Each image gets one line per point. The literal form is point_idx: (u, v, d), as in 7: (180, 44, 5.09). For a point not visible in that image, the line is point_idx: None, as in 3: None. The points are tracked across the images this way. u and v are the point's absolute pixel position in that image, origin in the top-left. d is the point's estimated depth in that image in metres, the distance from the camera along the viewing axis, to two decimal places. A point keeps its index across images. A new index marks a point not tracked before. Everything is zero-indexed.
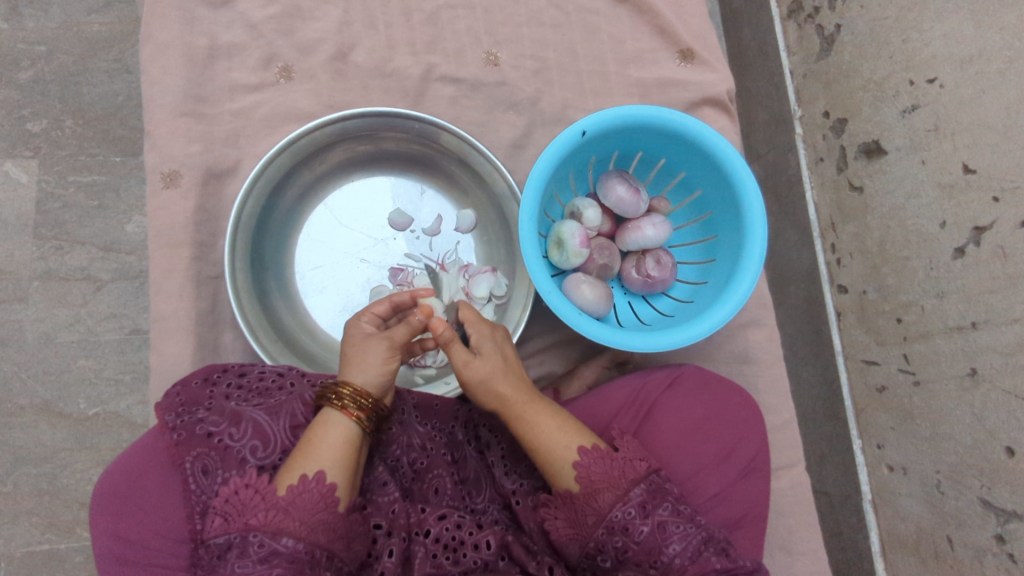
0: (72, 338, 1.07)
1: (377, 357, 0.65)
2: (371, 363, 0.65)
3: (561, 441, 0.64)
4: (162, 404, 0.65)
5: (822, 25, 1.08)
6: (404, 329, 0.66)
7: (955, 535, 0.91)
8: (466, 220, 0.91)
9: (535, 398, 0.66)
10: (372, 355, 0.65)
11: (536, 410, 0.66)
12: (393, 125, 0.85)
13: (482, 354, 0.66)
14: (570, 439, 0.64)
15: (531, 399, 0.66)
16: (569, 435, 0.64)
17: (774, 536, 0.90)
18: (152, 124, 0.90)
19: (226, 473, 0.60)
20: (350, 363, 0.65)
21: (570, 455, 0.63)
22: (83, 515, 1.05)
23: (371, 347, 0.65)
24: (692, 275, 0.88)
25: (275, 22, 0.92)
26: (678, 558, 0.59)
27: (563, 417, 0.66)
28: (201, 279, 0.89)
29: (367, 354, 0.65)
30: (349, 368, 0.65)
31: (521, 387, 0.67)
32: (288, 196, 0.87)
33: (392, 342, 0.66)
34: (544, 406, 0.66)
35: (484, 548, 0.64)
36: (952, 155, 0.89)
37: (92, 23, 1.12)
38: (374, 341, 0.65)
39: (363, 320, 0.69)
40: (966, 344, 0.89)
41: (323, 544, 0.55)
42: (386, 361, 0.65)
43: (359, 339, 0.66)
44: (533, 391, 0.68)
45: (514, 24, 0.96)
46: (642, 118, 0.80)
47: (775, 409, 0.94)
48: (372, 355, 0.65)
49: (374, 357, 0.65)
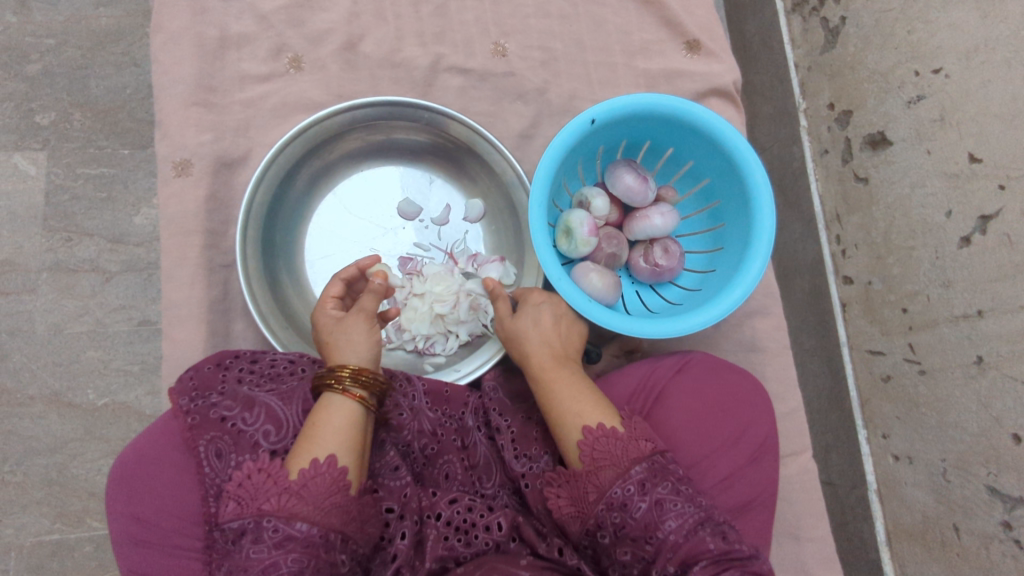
0: (81, 329, 1.08)
1: (360, 332, 0.66)
2: (355, 336, 0.66)
3: (571, 411, 0.66)
4: (176, 389, 0.66)
5: (827, 17, 1.09)
6: (369, 296, 0.68)
7: (961, 523, 0.91)
8: (474, 210, 0.92)
9: (563, 367, 0.69)
10: (356, 332, 0.66)
11: (556, 375, 0.69)
12: (403, 114, 0.86)
13: (519, 315, 0.73)
14: (580, 407, 0.65)
15: (557, 366, 0.69)
16: (582, 403, 0.66)
17: (782, 523, 0.90)
18: (164, 114, 0.90)
19: (240, 456, 0.61)
20: (336, 346, 0.66)
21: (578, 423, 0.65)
22: (93, 505, 1.05)
23: (347, 322, 0.67)
24: (700, 264, 0.88)
25: (285, 13, 0.93)
26: (673, 535, 0.57)
27: (579, 386, 0.68)
28: (212, 267, 0.89)
29: (349, 333, 0.66)
30: (337, 350, 0.66)
31: (550, 352, 0.71)
32: (298, 184, 0.88)
33: (368, 314, 0.67)
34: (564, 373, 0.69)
35: (496, 530, 0.65)
36: (959, 145, 0.90)
37: (100, 17, 1.13)
38: (348, 316, 0.67)
39: (326, 307, 0.70)
40: (972, 332, 0.89)
41: (336, 528, 0.56)
42: (371, 332, 0.67)
43: (334, 324, 0.67)
44: (561, 359, 0.71)
45: (522, 15, 0.97)
46: (651, 106, 0.80)
47: (782, 397, 0.94)
48: (352, 330, 0.66)
49: (357, 330, 0.66)
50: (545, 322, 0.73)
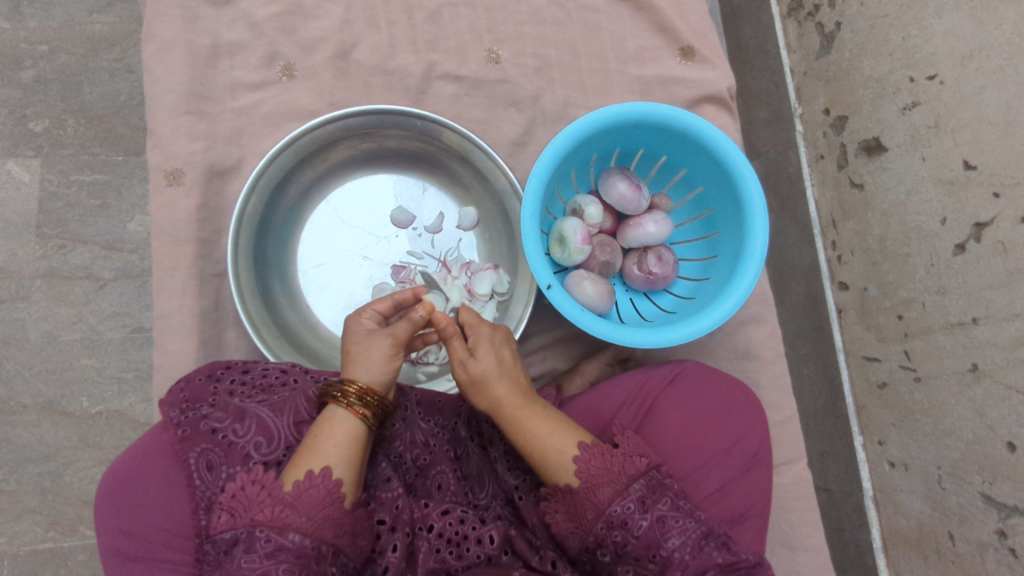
0: (74, 336, 1.08)
1: (380, 355, 0.65)
2: (374, 360, 0.65)
3: (553, 446, 0.64)
4: (167, 401, 0.65)
5: (822, 23, 1.08)
6: (406, 325, 0.67)
7: (957, 531, 0.91)
8: (468, 218, 0.91)
9: (529, 402, 0.67)
10: (375, 353, 0.65)
11: (528, 414, 0.66)
12: (394, 123, 0.86)
13: (479, 355, 0.67)
14: (564, 440, 0.64)
15: (526, 403, 0.66)
16: (564, 435, 0.64)
17: (776, 532, 0.90)
18: (155, 123, 0.90)
19: (231, 468, 0.60)
20: (353, 361, 0.65)
21: (568, 455, 0.63)
22: (86, 513, 1.05)
23: (374, 343, 0.65)
24: (693, 272, 0.88)
25: (278, 20, 0.93)
26: (677, 553, 0.58)
27: (554, 420, 0.66)
28: (204, 277, 0.89)
29: (369, 352, 0.65)
30: (352, 365, 0.65)
31: (518, 390, 0.67)
32: (290, 194, 0.87)
33: (396, 340, 0.66)
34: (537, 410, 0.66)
35: (487, 543, 0.64)
36: (953, 151, 0.89)
37: (93, 23, 1.13)
38: (377, 339, 0.65)
39: (363, 317, 0.69)
40: (966, 340, 0.89)
41: (328, 540, 0.55)
42: (390, 359, 0.66)
43: (360, 337, 0.66)
44: (527, 395, 0.68)
45: (515, 22, 0.96)
46: (643, 115, 0.80)
47: (777, 405, 0.94)
48: (375, 353, 0.65)
49: (378, 356, 0.65)
50: (507, 359, 0.68)
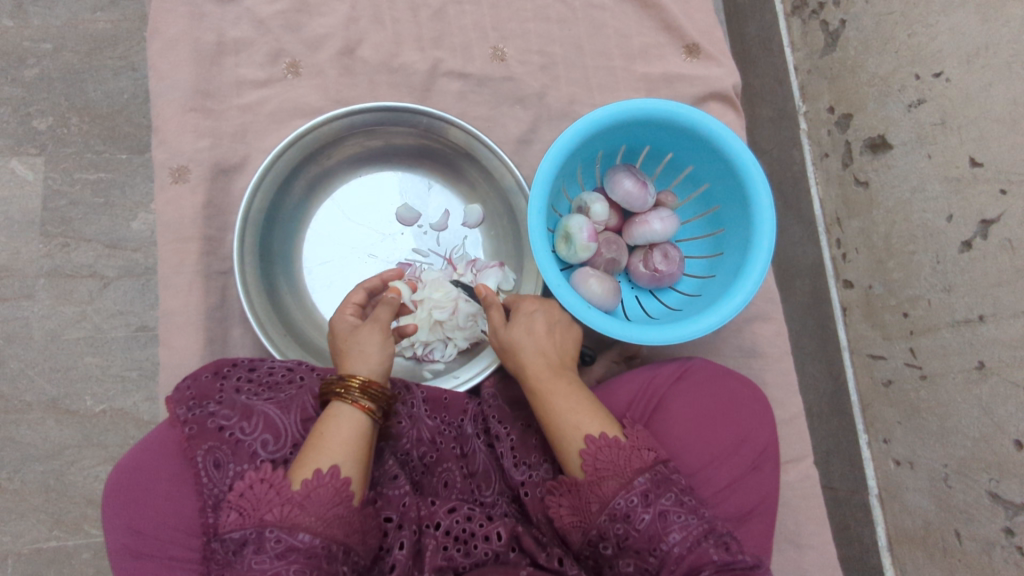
0: (78, 335, 1.07)
1: (373, 344, 0.66)
2: (369, 351, 0.65)
3: (568, 421, 0.65)
4: (173, 398, 0.65)
5: (827, 21, 1.08)
6: (385, 308, 0.69)
7: (963, 529, 0.91)
8: (473, 215, 0.91)
9: (557, 374, 0.69)
10: (368, 344, 0.65)
11: (552, 383, 0.68)
12: (401, 120, 0.85)
13: (511, 324, 0.72)
14: (580, 420, 0.64)
15: (552, 375, 0.68)
16: (581, 415, 0.65)
17: (783, 529, 0.90)
18: (160, 120, 0.90)
19: (238, 466, 0.60)
20: (349, 357, 0.65)
21: (581, 432, 0.63)
22: (91, 512, 1.05)
23: (363, 335, 0.66)
24: (700, 270, 0.88)
25: (283, 18, 0.92)
26: (677, 547, 0.57)
27: (576, 396, 0.66)
28: (209, 274, 0.89)
29: (361, 344, 0.66)
30: (349, 361, 0.65)
31: (546, 360, 0.70)
32: (296, 190, 0.87)
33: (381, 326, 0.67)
34: (563, 381, 0.68)
35: (495, 540, 0.64)
36: (959, 148, 0.89)
37: (96, 21, 1.12)
38: (365, 330, 0.66)
39: (346, 313, 0.70)
40: (973, 337, 0.89)
41: (338, 539, 0.55)
42: (382, 347, 0.66)
43: (348, 332, 0.67)
44: (559, 369, 0.70)
45: (520, 19, 0.96)
46: (650, 112, 0.80)
47: (783, 403, 0.94)
48: (367, 344, 0.66)
49: (372, 345, 0.66)
50: (537, 329, 0.71)
